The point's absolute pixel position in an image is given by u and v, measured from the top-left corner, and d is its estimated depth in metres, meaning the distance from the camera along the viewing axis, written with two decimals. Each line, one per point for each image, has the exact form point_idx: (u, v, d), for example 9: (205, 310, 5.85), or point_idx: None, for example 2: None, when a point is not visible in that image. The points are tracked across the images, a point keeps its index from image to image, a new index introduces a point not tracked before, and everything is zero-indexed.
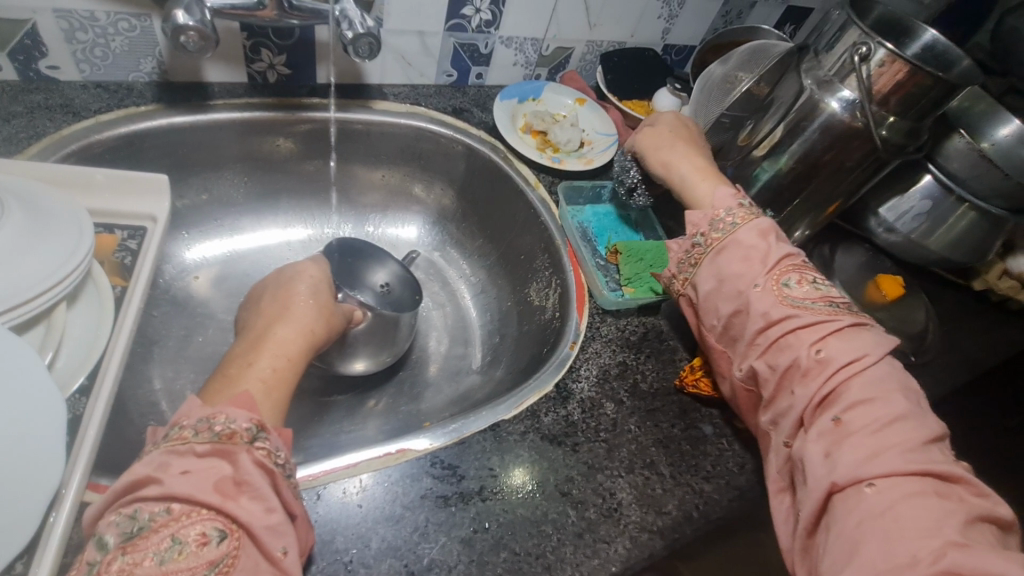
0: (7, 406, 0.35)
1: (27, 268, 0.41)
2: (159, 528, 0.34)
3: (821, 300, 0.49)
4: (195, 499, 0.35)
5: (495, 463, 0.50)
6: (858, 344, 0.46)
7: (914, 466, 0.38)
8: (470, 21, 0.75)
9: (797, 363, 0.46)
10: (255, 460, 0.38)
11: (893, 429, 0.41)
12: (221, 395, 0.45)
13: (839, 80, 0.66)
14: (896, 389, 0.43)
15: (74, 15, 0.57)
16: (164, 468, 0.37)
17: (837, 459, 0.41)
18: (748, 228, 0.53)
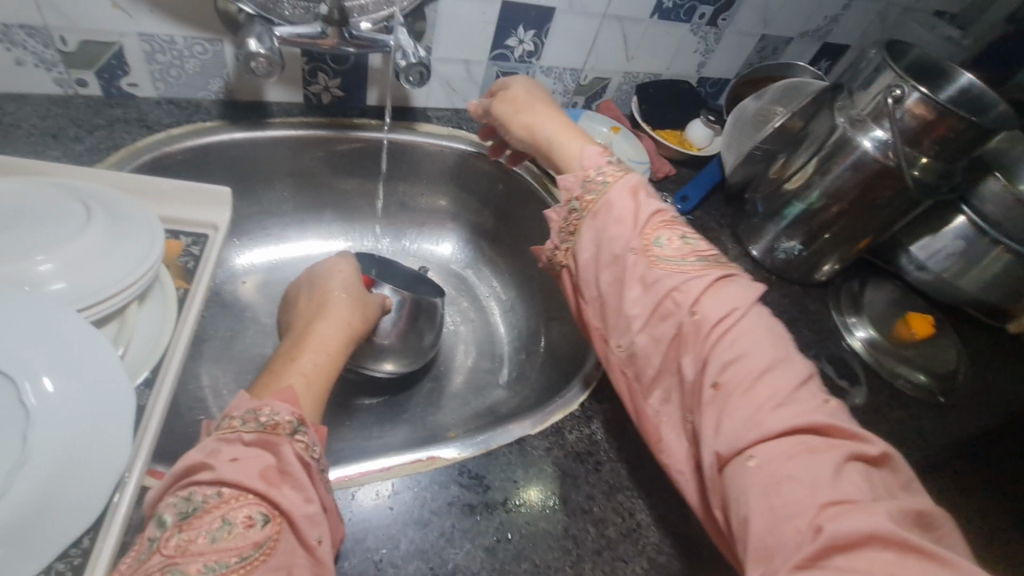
0: (86, 393, 0.39)
1: (107, 270, 0.46)
2: (211, 509, 0.37)
3: (690, 253, 0.52)
4: (243, 485, 0.38)
5: (519, 476, 0.52)
6: (727, 299, 0.48)
7: (784, 426, 0.40)
8: (513, 51, 0.79)
9: (679, 331, 0.48)
10: (295, 452, 0.41)
11: (763, 383, 0.43)
12: (269, 386, 0.47)
13: (872, 119, 0.67)
14: (764, 341, 0.46)
15: (156, 39, 0.62)
16: (214, 456, 0.40)
17: (721, 426, 0.42)
18: (617, 187, 0.56)
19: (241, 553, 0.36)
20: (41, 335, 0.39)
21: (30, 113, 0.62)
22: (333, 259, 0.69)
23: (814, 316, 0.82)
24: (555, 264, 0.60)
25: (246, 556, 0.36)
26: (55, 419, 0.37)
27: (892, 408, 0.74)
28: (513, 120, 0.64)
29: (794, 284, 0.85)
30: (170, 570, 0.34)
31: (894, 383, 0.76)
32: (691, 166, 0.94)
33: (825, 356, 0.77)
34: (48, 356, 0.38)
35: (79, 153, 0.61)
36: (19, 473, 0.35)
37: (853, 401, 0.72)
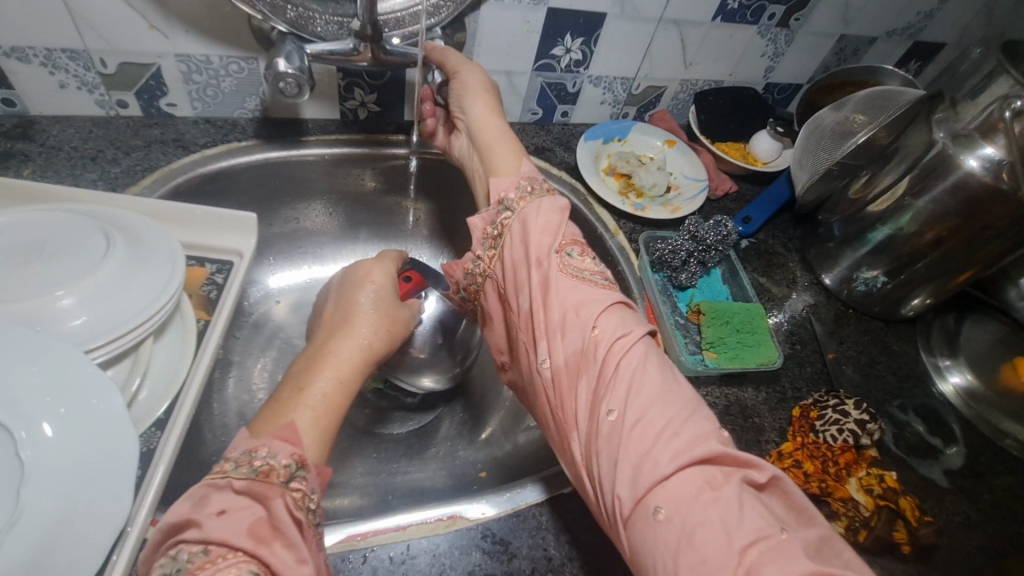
0: (86, 443, 0.37)
1: (121, 305, 0.44)
2: (196, 572, 0.33)
3: (594, 274, 0.50)
4: (230, 543, 0.35)
5: (549, 543, 0.46)
6: (622, 322, 0.46)
7: (677, 464, 0.37)
8: (560, 61, 0.73)
9: (582, 359, 0.45)
10: (287, 505, 0.38)
11: (659, 412, 0.41)
12: (270, 424, 0.44)
13: (981, 134, 0.57)
14: (648, 361, 0.44)
15: (192, 59, 0.61)
16: (201, 511, 0.36)
17: (623, 474, 0.39)
18: (512, 233, 0.53)
19: None
20: (47, 381, 0.37)
21: (73, 135, 0.62)
22: (364, 259, 0.61)
23: (900, 358, 0.71)
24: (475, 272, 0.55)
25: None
26: (52, 472, 0.35)
27: (995, 472, 0.63)
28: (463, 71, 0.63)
29: (874, 319, 0.74)
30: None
31: (998, 442, 0.66)
32: (754, 182, 0.85)
33: (912, 407, 0.66)
34: (55, 403, 0.37)
35: (116, 175, 0.60)
36: (11, 532, 0.33)
37: (948, 463, 0.62)
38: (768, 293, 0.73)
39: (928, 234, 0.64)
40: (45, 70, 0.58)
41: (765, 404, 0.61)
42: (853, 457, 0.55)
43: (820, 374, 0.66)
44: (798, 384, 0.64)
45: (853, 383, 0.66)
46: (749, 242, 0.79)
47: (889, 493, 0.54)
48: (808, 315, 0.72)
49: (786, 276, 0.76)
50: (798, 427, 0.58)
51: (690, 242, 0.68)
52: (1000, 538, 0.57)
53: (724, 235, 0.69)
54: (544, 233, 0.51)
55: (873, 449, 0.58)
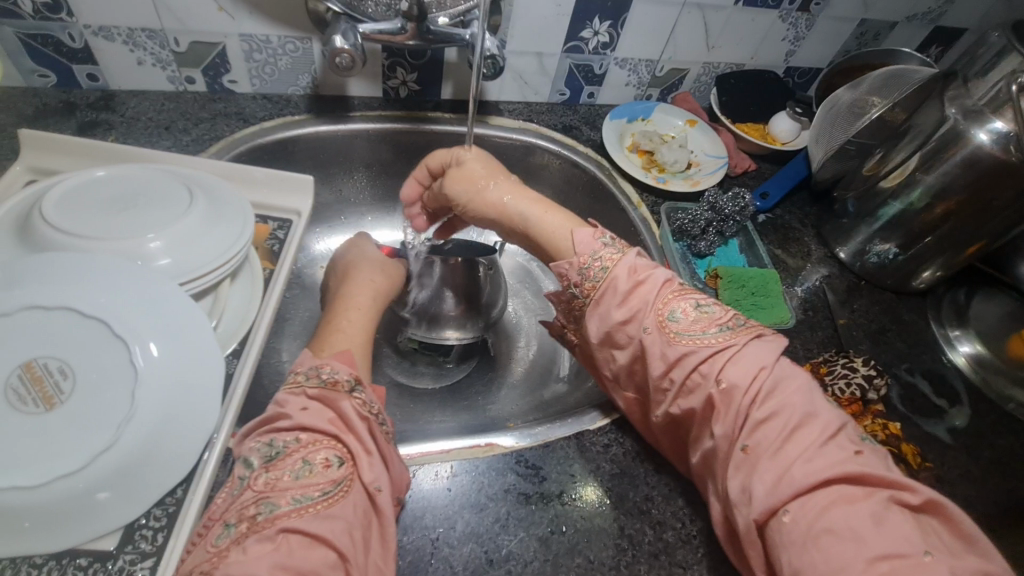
0: (182, 360, 0.43)
1: (204, 250, 0.50)
2: (292, 452, 0.40)
3: (713, 326, 0.47)
4: (318, 429, 0.41)
5: (576, 471, 0.52)
6: (749, 362, 0.44)
7: (816, 478, 0.38)
8: (588, 43, 0.78)
9: (708, 400, 0.44)
10: (354, 407, 0.43)
11: (798, 442, 0.40)
12: (331, 346, 0.50)
13: (990, 110, 0.60)
14: (792, 391, 0.43)
15: (254, 39, 0.67)
16: (287, 408, 0.43)
17: (752, 489, 0.40)
18: (620, 267, 0.51)
19: (323, 489, 0.38)
20: (150, 305, 0.43)
21: (149, 107, 0.69)
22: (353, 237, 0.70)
23: (910, 327, 0.74)
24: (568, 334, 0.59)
25: (326, 491, 0.38)
26: (158, 380, 0.41)
27: (998, 433, 0.66)
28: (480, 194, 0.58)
29: (886, 291, 0.78)
30: (263, 503, 0.37)
31: (1002, 407, 0.69)
32: (773, 162, 0.88)
33: (920, 371, 0.70)
34: (154, 323, 0.43)
35: (187, 143, 0.67)
36: (127, 426, 0.39)
37: (952, 423, 0.65)
38: (784, 264, 0.77)
39: (938, 207, 0.67)
40: (126, 48, 0.65)
41: None
42: (859, 408, 0.60)
43: (831, 339, 0.70)
44: (809, 346, 0.68)
45: (862, 348, 0.70)
46: (766, 217, 0.82)
47: (892, 440, 0.58)
48: (823, 285, 0.76)
49: (802, 249, 0.80)
50: None
51: (709, 212, 0.73)
52: (1000, 491, 0.61)
53: (742, 207, 0.74)
54: (641, 284, 0.50)
55: (878, 404, 0.61)
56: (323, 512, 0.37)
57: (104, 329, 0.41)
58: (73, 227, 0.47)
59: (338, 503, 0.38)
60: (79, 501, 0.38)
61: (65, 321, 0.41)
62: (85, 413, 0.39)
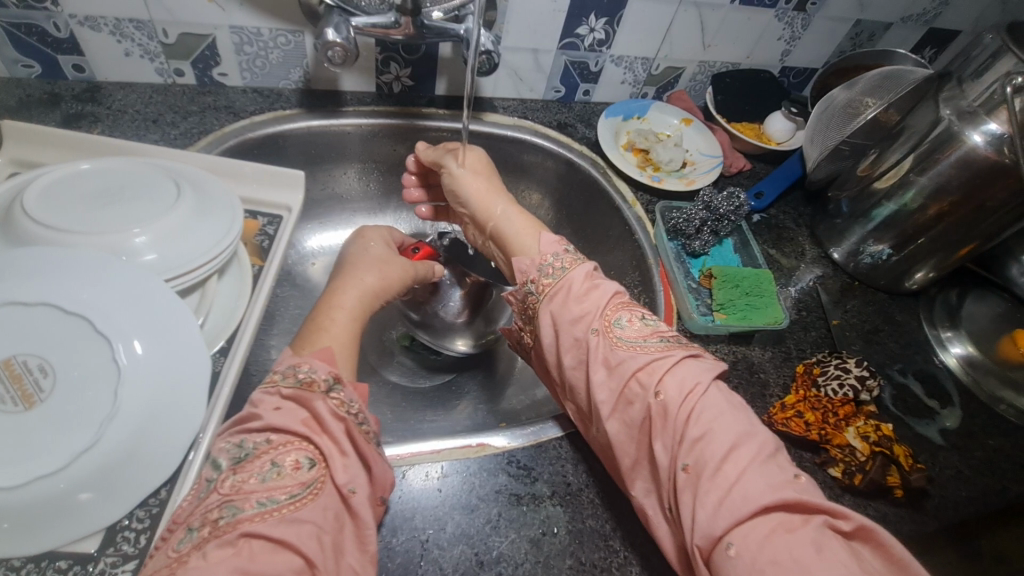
0: (167, 358, 0.42)
1: (190, 246, 0.49)
2: (261, 454, 0.39)
3: (653, 335, 0.48)
4: (289, 430, 0.40)
5: (569, 471, 0.51)
6: (686, 377, 0.44)
7: (757, 504, 0.37)
8: (584, 40, 0.77)
9: (648, 416, 0.44)
10: (329, 408, 0.42)
11: (734, 464, 0.40)
12: (312, 343, 0.49)
13: (985, 112, 0.60)
14: (726, 412, 0.43)
15: (245, 31, 0.66)
16: (260, 409, 0.42)
17: (695, 515, 0.39)
18: (577, 271, 0.53)
19: (291, 492, 0.38)
20: (133, 301, 0.42)
21: (136, 100, 0.68)
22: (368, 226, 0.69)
23: (902, 327, 0.74)
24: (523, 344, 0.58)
25: (295, 494, 0.38)
26: (141, 379, 0.40)
27: (989, 433, 0.66)
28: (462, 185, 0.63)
29: (879, 292, 0.78)
30: (227, 507, 0.37)
31: (992, 408, 0.69)
32: (768, 161, 0.88)
33: (912, 371, 0.70)
34: (140, 320, 0.42)
35: (176, 137, 0.66)
36: (111, 426, 0.38)
37: (943, 424, 0.65)
38: (778, 264, 0.77)
39: (931, 208, 0.67)
40: (113, 39, 0.63)
41: (771, 361, 0.65)
42: (852, 409, 0.59)
43: (825, 339, 0.70)
44: (802, 346, 0.68)
45: (854, 348, 0.70)
46: (760, 217, 0.82)
47: (884, 440, 0.57)
48: (816, 285, 0.76)
49: (796, 249, 0.80)
50: (800, 382, 0.62)
51: (704, 211, 0.72)
52: (991, 492, 0.61)
53: (736, 206, 0.73)
54: (587, 297, 0.51)
55: (872, 405, 0.61)
56: (289, 516, 0.37)
57: (87, 325, 0.40)
58: (57, 220, 0.46)
59: (307, 506, 0.38)
60: (60, 503, 0.37)
61: (48, 318, 0.40)
62: (67, 412, 0.38)
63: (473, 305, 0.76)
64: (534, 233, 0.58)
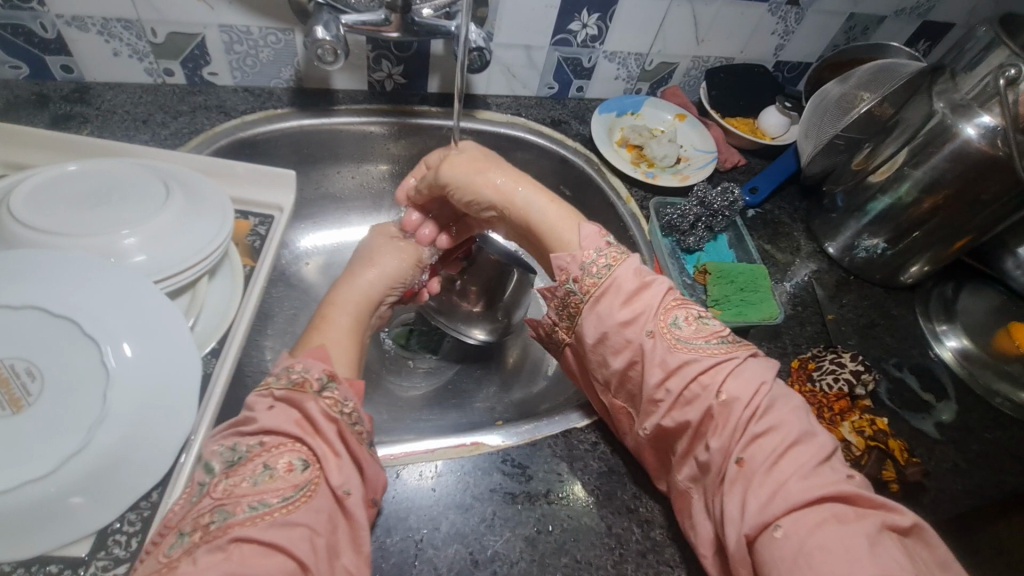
0: (157, 360, 0.42)
1: (180, 247, 0.49)
2: (253, 457, 0.39)
3: (712, 338, 0.46)
4: (282, 432, 0.41)
5: (563, 469, 0.51)
6: (752, 377, 0.43)
7: (814, 494, 0.37)
8: (577, 36, 0.76)
9: (706, 412, 0.43)
10: (321, 408, 0.42)
11: (788, 458, 0.39)
12: (308, 344, 0.50)
13: (978, 104, 0.59)
14: (790, 411, 0.42)
15: (234, 30, 0.65)
16: (254, 410, 0.42)
17: (746, 504, 0.38)
18: (623, 267, 0.50)
19: (284, 494, 0.38)
20: (123, 303, 0.42)
21: (125, 100, 0.67)
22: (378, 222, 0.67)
23: (898, 322, 0.74)
24: (557, 340, 0.55)
25: (288, 497, 0.38)
26: (131, 382, 0.40)
27: (985, 427, 0.66)
28: (473, 180, 0.58)
29: (875, 286, 0.78)
30: (218, 511, 0.36)
31: (988, 401, 0.69)
32: (763, 156, 0.88)
33: (908, 366, 0.70)
34: (128, 323, 0.42)
35: (166, 137, 0.65)
36: (99, 429, 0.38)
37: (940, 418, 0.65)
38: (773, 259, 0.77)
39: (926, 202, 0.67)
40: (101, 39, 0.63)
41: (766, 357, 0.65)
42: (847, 404, 0.59)
43: (820, 334, 0.69)
44: (798, 341, 0.68)
45: (850, 343, 0.70)
46: (755, 212, 0.82)
47: (880, 435, 0.56)
48: (811, 280, 0.76)
49: (791, 244, 0.79)
50: (796, 376, 0.62)
51: (698, 207, 0.72)
52: (987, 486, 0.61)
53: (731, 201, 0.73)
54: (642, 295, 0.48)
55: (867, 400, 0.61)
56: (281, 519, 0.37)
57: (75, 328, 0.40)
58: (44, 222, 0.45)
59: (299, 509, 0.37)
60: (50, 508, 0.37)
61: (36, 320, 0.39)
62: (56, 416, 0.38)
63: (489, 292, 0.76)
64: (573, 222, 0.54)
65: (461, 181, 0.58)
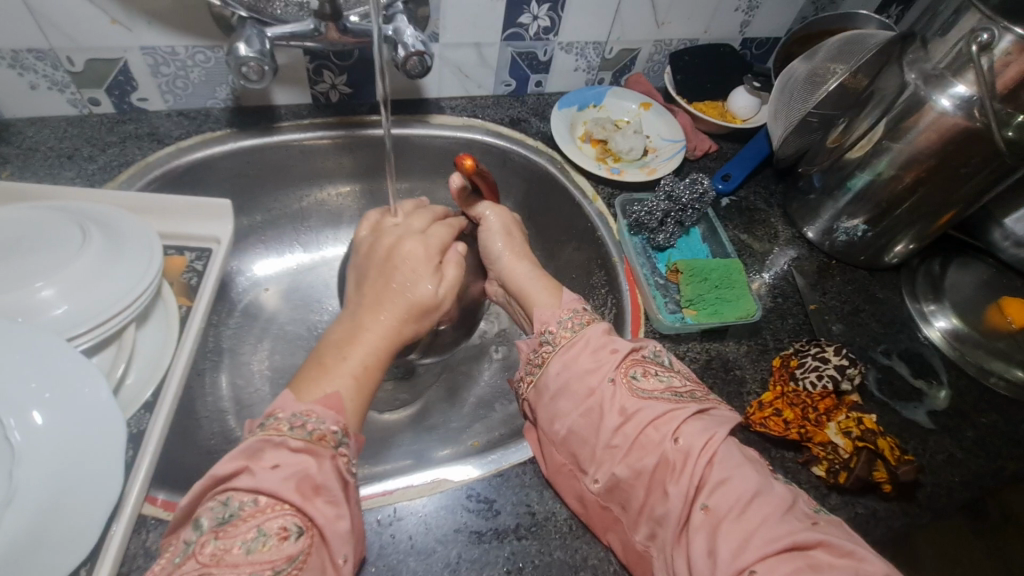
0: (72, 427, 0.39)
1: (99, 296, 0.45)
2: (247, 518, 0.36)
3: (667, 391, 0.46)
4: (280, 496, 0.37)
5: (534, 499, 0.48)
6: (707, 426, 0.44)
7: (783, 542, 0.37)
8: (528, 29, 0.72)
9: (662, 459, 0.42)
10: (336, 467, 0.40)
11: (755, 506, 0.39)
12: (311, 389, 0.44)
13: (951, 73, 0.56)
14: (746, 461, 0.42)
15: (158, 52, 0.61)
16: (253, 463, 0.38)
17: (715, 550, 0.38)
18: (594, 327, 0.51)
19: (276, 567, 0.35)
20: (31, 369, 0.39)
21: (49, 136, 0.63)
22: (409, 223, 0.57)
23: (884, 305, 0.71)
24: (521, 395, 0.52)
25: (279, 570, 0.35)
26: (41, 454, 0.37)
27: (980, 411, 0.63)
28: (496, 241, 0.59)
29: (859, 268, 0.74)
30: None
31: (982, 381, 0.66)
32: (735, 140, 0.84)
33: (897, 352, 0.67)
34: (38, 390, 0.39)
35: (94, 173, 0.61)
36: (5, 512, 0.35)
37: (932, 405, 0.62)
38: (750, 250, 0.73)
39: (906, 177, 0.63)
40: (13, 72, 0.59)
41: (746, 356, 0.62)
42: (833, 402, 0.55)
43: (802, 327, 0.66)
44: (780, 336, 0.64)
45: (834, 333, 0.67)
46: (730, 200, 0.78)
47: (868, 435, 0.53)
48: (791, 269, 0.72)
49: (769, 231, 0.76)
50: (778, 376, 0.59)
51: (666, 202, 0.69)
52: (986, 475, 0.58)
53: (699, 193, 0.70)
54: (603, 352, 0.48)
55: (853, 395, 0.58)
56: None
57: None
58: None
59: None
60: None
61: None
62: None
63: (464, 313, 0.65)
64: (551, 294, 0.56)
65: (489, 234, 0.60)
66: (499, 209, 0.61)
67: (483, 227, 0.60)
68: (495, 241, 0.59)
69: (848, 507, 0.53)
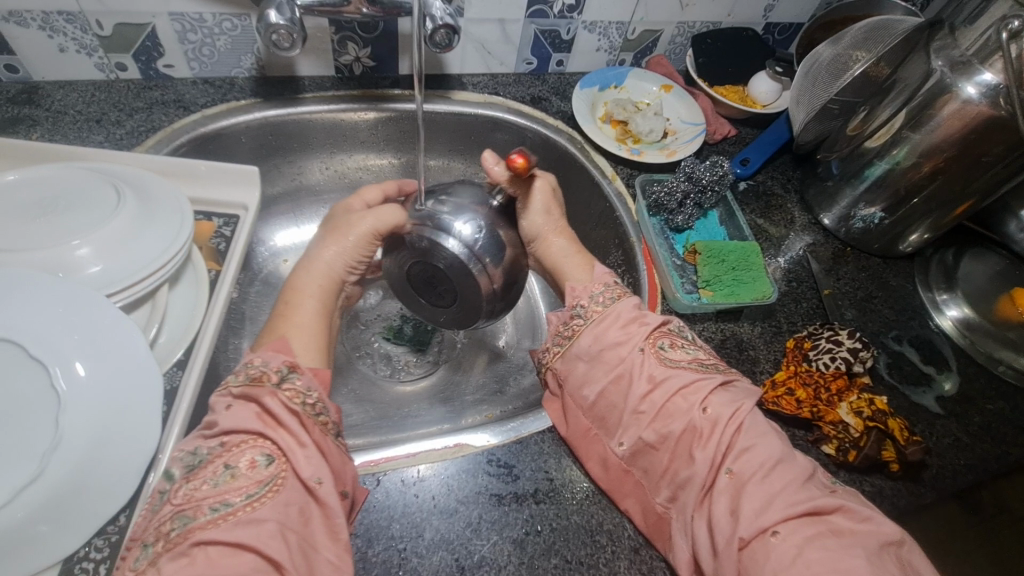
0: (111, 382, 0.40)
1: (134, 257, 0.46)
2: (214, 459, 0.38)
3: (693, 362, 0.48)
4: (243, 430, 0.39)
5: (551, 466, 0.50)
6: (732, 398, 0.46)
7: (804, 506, 0.39)
8: (553, 6, 0.72)
9: (689, 426, 0.44)
10: (281, 402, 0.41)
11: (777, 473, 0.41)
12: (272, 335, 0.48)
13: (979, 60, 0.55)
14: (770, 433, 0.44)
15: (186, 18, 0.61)
16: (213, 412, 0.41)
17: (739, 511, 0.40)
18: (625, 302, 0.52)
19: (248, 492, 0.37)
20: (75, 322, 0.40)
21: (77, 100, 0.64)
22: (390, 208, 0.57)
23: (897, 293, 0.72)
24: (542, 365, 0.53)
25: (251, 494, 0.37)
26: (82, 405, 0.38)
27: (988, 398, 0.64)
28: (534, 219, 0.59)
29: (873, 255, 0.75)
30: (178, 518, 0.35)
31: (991, 369, 0.67)
32: (754, 126, 0.84)
33: (908, 339, 0.68)
34: (80, 341, 0.40)
35: (121, 138, 0.62)
36: (52, 457, 0.36)
37: (941, 391, 0.63)
38: (766, 234, 0.74)
39: (925, 166, 0.63)
40: (43, 34, 0.59)
41: (760, 337, 0.63)
42: (845, 383, 0.57)
43: (816, 311, 0.67)
44: (794, 319, 0.65)
45: (847, 317, 0.68)
46: (747, 184, 0.79)
47: (878, 415, 0.55)
48: (806, 254, 0.73)
49: (785, 217, 0.76)
50: (792, 357, 0.60)
51: (686, 183, 0.69)
52: (991, 458, 0.59)
53: (720, 175, 0.69)
54: (628, 325, 0.50)
55: (865, 376, 0.59)
56: (245, 518, 0.36)
57: (20, 353, 0.38)
58: None
59: (265, 506, 0.37)
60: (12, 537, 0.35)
61: None
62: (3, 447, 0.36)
63: (509, 281, 0.57)
64: (584, 267, 0.59)
65: (528, 213, 0.59)
66: (535, 186, 0.59)
67: (520, 201, 0.59)
68: (529, 219, 0.59)
69: (856, 484, 0.54)
